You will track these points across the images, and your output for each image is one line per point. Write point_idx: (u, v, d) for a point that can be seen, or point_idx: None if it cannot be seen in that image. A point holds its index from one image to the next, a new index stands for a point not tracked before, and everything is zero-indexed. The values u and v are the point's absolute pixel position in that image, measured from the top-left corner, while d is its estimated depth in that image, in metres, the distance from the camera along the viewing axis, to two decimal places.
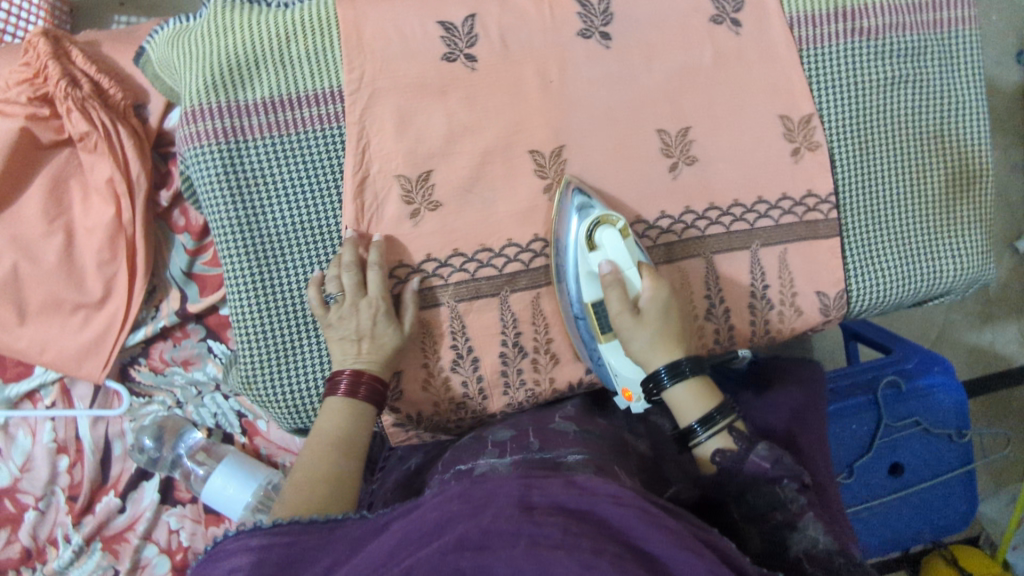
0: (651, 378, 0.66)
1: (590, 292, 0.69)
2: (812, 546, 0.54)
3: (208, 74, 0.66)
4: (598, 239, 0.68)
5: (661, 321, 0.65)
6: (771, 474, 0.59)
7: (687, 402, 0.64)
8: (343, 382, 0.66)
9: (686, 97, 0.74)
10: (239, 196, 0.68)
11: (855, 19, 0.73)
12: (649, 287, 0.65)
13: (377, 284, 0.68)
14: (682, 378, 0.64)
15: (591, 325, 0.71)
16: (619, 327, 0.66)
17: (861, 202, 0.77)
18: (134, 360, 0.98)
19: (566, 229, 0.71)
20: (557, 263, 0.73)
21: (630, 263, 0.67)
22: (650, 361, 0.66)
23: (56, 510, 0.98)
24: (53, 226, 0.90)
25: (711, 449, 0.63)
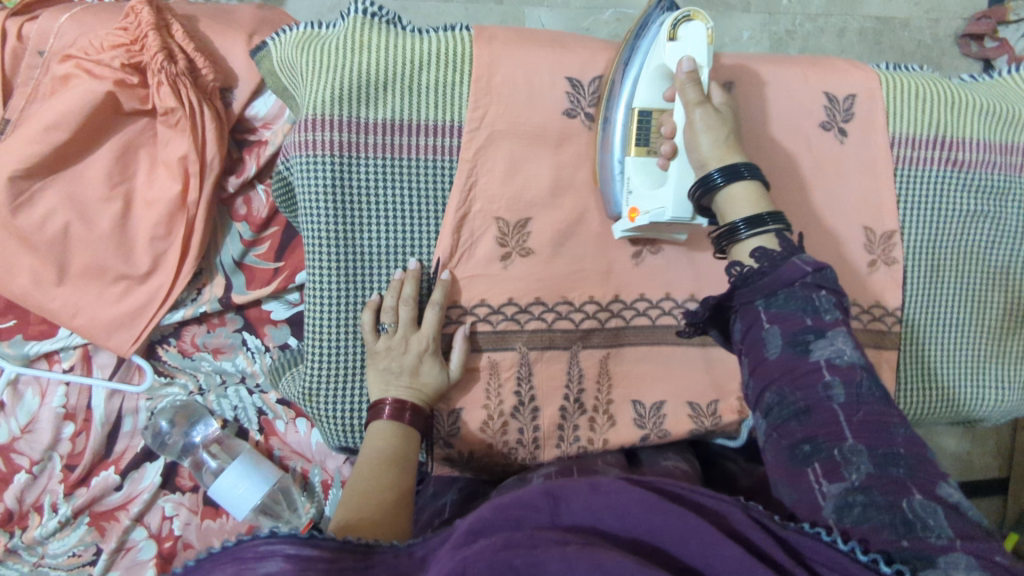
0: (703, 181, 0.61)
1: (645, 93, 0.66)
2: (836, 354, 0.50)
3: (336, 86, 0.66)
4: (682, 30, 0.64)
5: (725, 156, 0.62)
6: (812, 280, 0.53)
7: (742, 202, 0.60)
8: (388, 407, 0.66)
9: (784, 192, 0.75)
10: (340, 209, 0.68)
11: (949, 149, 0.77)
12: (724, 132, 0.63)
13: (432, 324, 0.69)
14: (739, 179, 0.60)
15: (624, 132, 0.67)
16: (693, 117, 0.63)
17: (925, 319, 0.80)
18: (163, 340, 0.95)
19: (642, 34, 0.67)
20: (617, 61, 0.69)
21: (707, 62, 0.64)
22: (710, 163, 0.62)
23: (49, 476, 0.94)
24: (114, 191, 0.87)
25: (751, 247, 0.58)
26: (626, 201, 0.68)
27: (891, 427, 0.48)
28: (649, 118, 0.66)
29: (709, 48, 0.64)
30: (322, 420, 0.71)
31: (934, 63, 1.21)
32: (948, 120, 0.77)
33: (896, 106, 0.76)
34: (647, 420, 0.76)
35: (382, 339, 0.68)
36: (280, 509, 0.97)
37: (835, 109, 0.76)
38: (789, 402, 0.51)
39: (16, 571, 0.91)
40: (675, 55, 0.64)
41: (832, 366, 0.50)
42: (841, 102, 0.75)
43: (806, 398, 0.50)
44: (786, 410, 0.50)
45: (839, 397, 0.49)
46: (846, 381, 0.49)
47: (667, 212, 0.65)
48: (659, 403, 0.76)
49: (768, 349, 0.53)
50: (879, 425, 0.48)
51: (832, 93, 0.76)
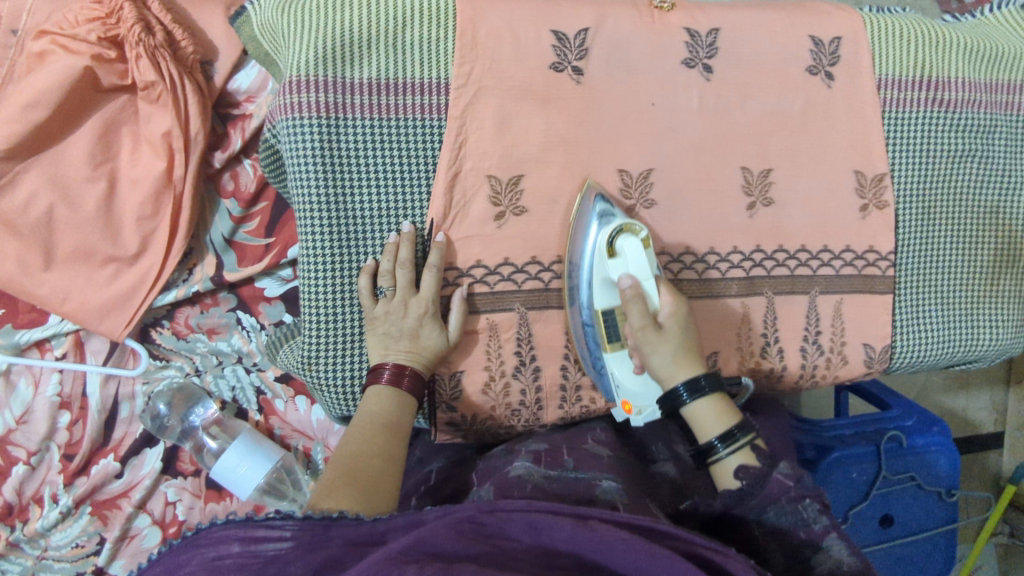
0: (668, 396, 0.62)
1: (602, 299, 0.67)
2: (836, 567, 0.51)
3: (318, 48, 0.65)
4: (618, 245, 0.66)
5: (684, 368, 0.62)
6: (796, 493, 0.53)
7: (709, 419, 0.60)
8: (387, 372, 0.66)
9: (773, 140, 0.76)
10: (329, 172, 0.67)
11: (936, 89, 0.77)
12: (670, 349, 0.62)
13: (431, 287, 0.68)
14: (700, 395, 0.61)
15: (596, 334, 0.69)
16: (641, 342, 0.63)
17: (919, 263, 0.80)
18: (156, 322, 0.94)
19: (583, 230, 0.70)
20: (571, 256, 0.71)
21: (650, 274, 0.65)
22: (671, 378, 0.62)
23: (47, 467, 0.93)
24: (97, 171, 0.85)
25: (731, 466, 0.59)
26: (617, 394, 0.69)
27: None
28: (611, 318, 0.67)
29: (645, 255, 0.65)
30: (323, 387, 0.71)
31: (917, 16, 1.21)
32: (934, 60, 0.77)
33: (881, 48, 0.76)
34: None
35: (380, 305, 0.67)
36: (285, 488, 0.96)
37: (820, 53, 0.75)
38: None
39: (20, 564, 0.91)
40: (617, 270, 0.65)
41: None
42: (827, 45, 0.75)
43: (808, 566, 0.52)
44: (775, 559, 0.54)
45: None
46: None
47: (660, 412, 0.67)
48: None
49: (772, 532, 0.55)
50: None
51: (818, 36, 0.75)
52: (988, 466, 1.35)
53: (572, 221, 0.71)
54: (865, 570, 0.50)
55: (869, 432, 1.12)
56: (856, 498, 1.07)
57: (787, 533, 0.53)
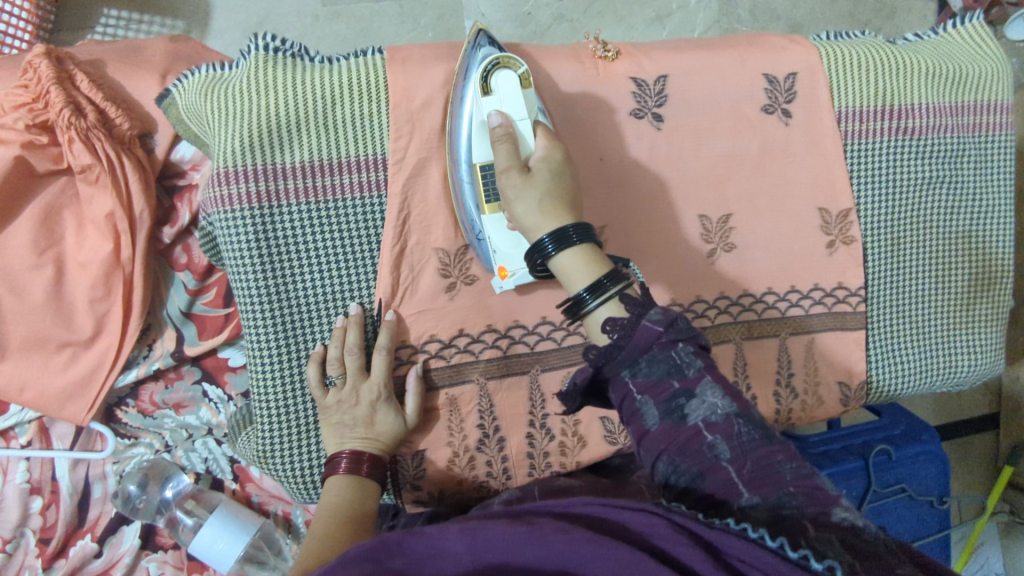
0: (535, 249, 0.53)
1: (480, 152, 0.62)
2: (710, 412, 0.46)
3: (243, 134, 0.61)
4: (494, 81, 0.60)
5: (549, 219, 0.53)
6: (667, 338, 0.47)
7: (576, 270, 0.52)
8: (344, 461, 0.63)
9: (731, 181, 0.73)
10: (268, 264, 0.64)
11: (898, 117, 0.74)
12: (536, 194, 0.55)
13: (382, 370, 0.65)
14: (569, 245, 0.52)
15: (474, 192, 0.63)
16: (505, 187, 0.55)
17: (889, 294, 0.78)
18: (121, 401, 0.92)
19: (465, 75, 0.63)
20: (450, 104, 0.64)
21: (524, 115, 0.59)
22: (536, 229, 0.54)
23: (25, 552, 0.91)
24: (42, 258, 0.83)
25: (601, 318, 0.51)
26: (492, 260, 0.64)
27: (778, 464, 0.43)
28: (489, 173, 0.61)
29: (521, 98, 0.59)
30: (282, 478, 0.69)
31: (886, 9, 1.17)
32: (893, 87, 0.74)
33: (839, 79, 0.73)
34: (619, 436, 0.74)
35: (331, 394, 0.65)
36: (264, 555, 0.94)
37: (775, 91, 0.72)
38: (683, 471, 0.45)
39: None
40: (490, 109, 0.60)
41: (710, 425, 0.45)
42: (782, 82, 0.72)
43: (698, 463, 0.44)
44: (658, 448, 0.46)
45: (726, 454, 0.44)
46: (726, 437, 0.45)
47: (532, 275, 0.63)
48: None
49: (647, 422, 0.47)
50: (767, 467, 0.43)
51: (771, 73, 0.72)
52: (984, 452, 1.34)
53: (452, 81, 0.64)
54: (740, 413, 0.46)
55: (856, 445, 1.12)
56: None
57: (658, 387, 0.47)
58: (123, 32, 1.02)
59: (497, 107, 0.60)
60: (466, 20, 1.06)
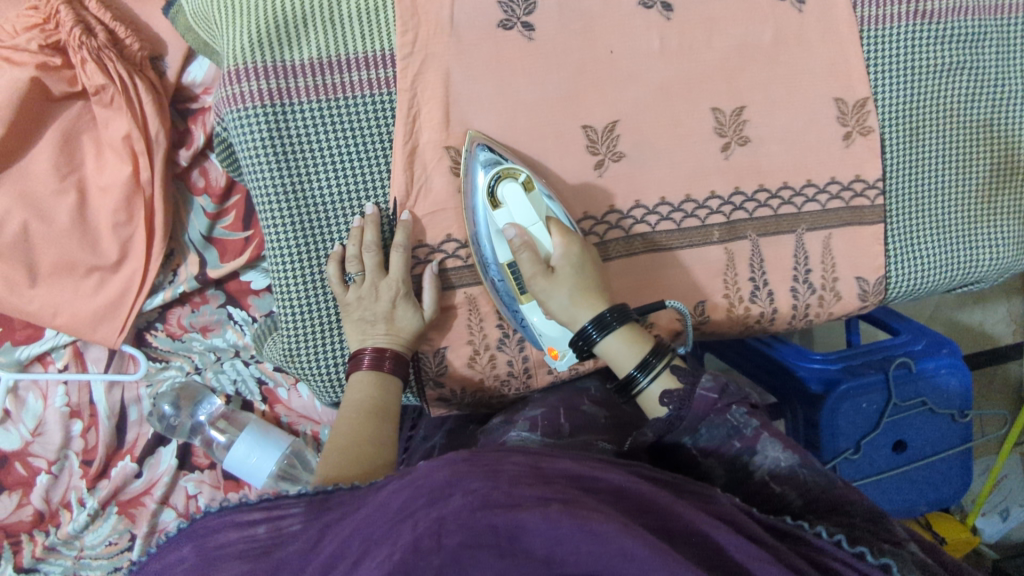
0: (579, 339, 0.63)
1: (503, 253, 0.65)
2: (774, 464, 0.54)
3: (253, 33, 0.62)
4: (500, 195, 0.63)
5: (582, 307, 0.63)
6: (721, 404, 0.57)
7: (622, 351, 0.63)
8: (367, 358, 0.66)
9: (744, 72, 0.72)
10: (284, 165, 0.64)
11: (917, 0, 0.72)
12: (565, 290, 0.63)
13: (399, 268, 0.66)
14: (610, 328, 0.62)
15: (508, 288, 0.67)
16: (534, 291, 0.63)
17: (909, 188, 0.77)
18: (150, 325, 0.95)
19: (470, 183, 0.65)
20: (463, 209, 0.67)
21: (535, 219, 0.63)
22: (576, 319, 0.63)
23: (69, 474, 0.96)
24: (65, 183, 0.85)
25: (655, 393, 0.61)
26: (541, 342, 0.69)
27: (850, 498, 0.50)
28: (516, 270, 0.65)
29: (527, 202, 0.63)
30: (309, 379, 0.71)
31: None
32: None
33: None
34: None
35: (351, 292, 0.66)
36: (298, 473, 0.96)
37: None
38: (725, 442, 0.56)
39: (59, 566, 0.95)
40: (502, 221, 0.64)
41: (775, 476, 0.53)
42: None
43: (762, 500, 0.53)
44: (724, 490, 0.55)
45: (795, 501, 0.51)
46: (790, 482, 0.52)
47: None
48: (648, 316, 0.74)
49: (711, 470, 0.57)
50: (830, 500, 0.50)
51: None
52: (1007, 373, 1.33)
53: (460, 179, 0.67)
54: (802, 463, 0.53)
55: (875, 360, 1.11)
56: (868, 427, 1.07)
57: (720, 449, 0.57)
58: None
59: (508, 219, 0.64)
60: None
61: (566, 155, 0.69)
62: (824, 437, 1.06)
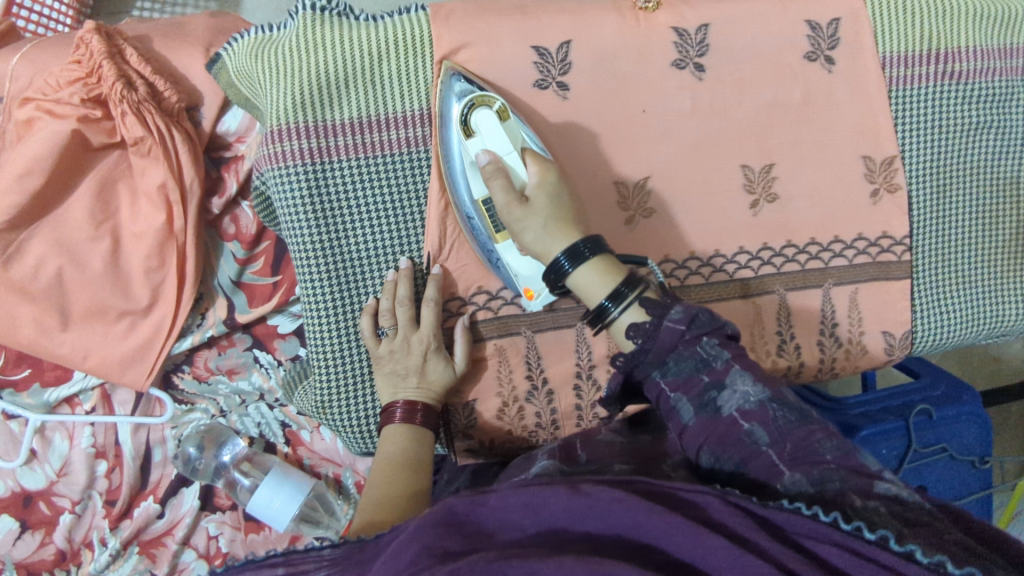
0: (552, 270, 0.58)
1: (479, 189, 0.63)
2: (743, 400, 0.50)
3: (296, 95, 0.63)
4: (474, 123, 0.61)
5: (558, 238, 0.58)
6: (691, 335, 0.53)
7: (595, 284, 0.57)
8: (399, 410, 0.66)
9: (774, 131, 0.72)
10: (322, 221, 0.66)
11: (946, 61, 0.73)
12: (541, 219, 0.58)
13: (430, 322, 0.67)
14: (585, 259, 0.57)
15: (482, 226, 0.65)
16: (510, 221, 0.59)
17: (935, 243, 0.77)
18: (177, 367, 0.96)
19: (444, 114, 0.63)
20: (438, 148, 0.65)
21: (510, 148, 0.60)
22: (548, 251, 0.58)
23: (93, 513, 0.96)
24: (100, 230, 0.86)
25: (626, 324, 0.56)
26: (516, 283, 0.67)
27: (819, 444, 0.47)
28: (492, 205, 0.63)
29: (503, 132, 0.60)
30: (341, 429, 0.71)
31: None
32: (942, 30, 0.72)
33: (884, 23, 0.72)
34: None
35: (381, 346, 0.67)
36: (318, 515, 0.97)
37: (819, 37, 0.71)
38: (727, 461, 0.50)
39: None
40: (477, 150, 0.61)
41: (744, 413, 0.50)
42: (825, 28, 0.71)
43: (739, 452, 0.49)
44: (700, 441, 0.52)
45: (765, 440, 0.48)
46: (762, 422, 0.49)
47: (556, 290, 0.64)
48: None
49: (684, 417, 0.53)
50: (810, 450, 0.47)
51: (814, 19, 0.71)
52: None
53: (433, 107, 0.65)
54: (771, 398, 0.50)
55: (896, 406, 1.11)
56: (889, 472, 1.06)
57: (689, 381, 0.53)
58: (159, 17, 1.07)
59: (483, 146, 0.61)
60: None
61: (598, 208, 0.70)
62: None
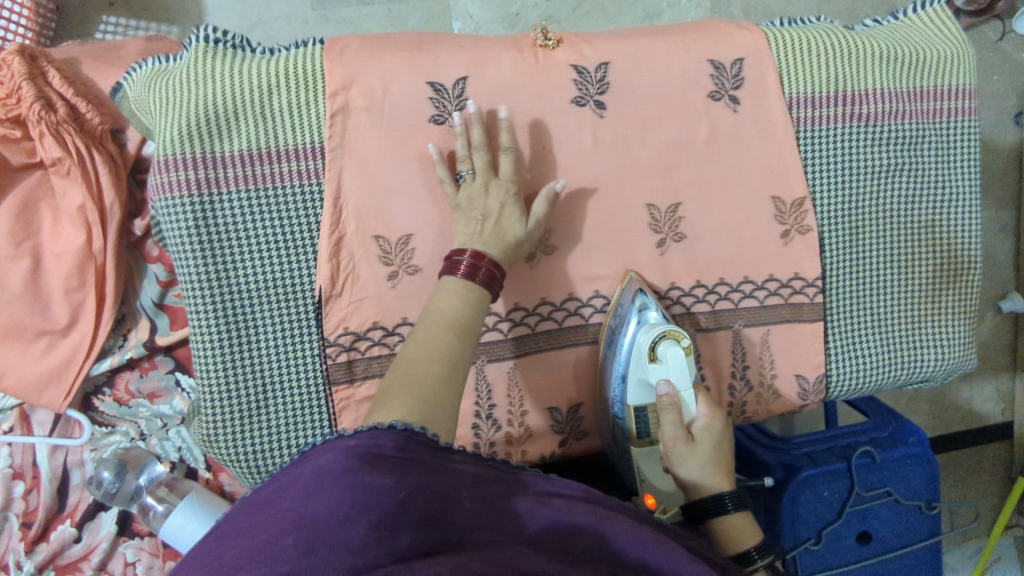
0: (697, 506, 0.63)
1: (635, 396, 0.67)
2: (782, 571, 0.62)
3: (183, 124, 0.63)
4: (661, 352, 0.64)
5: (711, 483, 0.63)
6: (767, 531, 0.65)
7: (744, 531, 0.63)
8: (465, 263, 0.61)
9: (680, 170, 0.72)
10: (209, 251, 0.65)
11: (852, 103, 0.73)
12: (699, 463, 0.63)
13: (511, 168, 0.65)
14: (726, 513, 0.62)
15: (627, 428, 0.69)
16: (669, 454, 0.63)
17: (850, 286, 0.76)
18: (98, 389, 0.95)
19: (622, 323, 0.69)
20: (610, 348, 0.70)
21: (689, 384, 0.64)
22: (702, 490, 0.63)
23: (9, 536, 0.94)
24: (20, 249, 0.86)
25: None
26: (641, 487, 0.70)
27: None
28: (645, 416, 0.68)
29: (686, 365, 0.64)
30: (228, 464, 0.68)
31: (886, 3, 1.13)
32: (846, 74, 0.73)
33: (788, 65, 0.72)
34: (565, 426, 0.74)
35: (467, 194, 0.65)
36: None
37: (722, 77, 0.71)
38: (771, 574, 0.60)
39: None
40: (656, 375, 0.65)
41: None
42: (728, 68, 0.71)
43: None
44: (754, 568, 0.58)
45: None
46: None
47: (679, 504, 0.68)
48: (574, 407, 0.74)
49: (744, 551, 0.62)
50: None
51: (718, 59, 0.71)
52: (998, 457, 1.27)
53: (618, 299, 0.71)
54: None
55: (838, 447, 1.06)
56: (829, 516, 0.99)
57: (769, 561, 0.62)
58: (124, 37, 1.03)
59: (663, 375, 0.64)
60: (454, 22, 1.05)
61: None
62: (783, 524, 0.99)
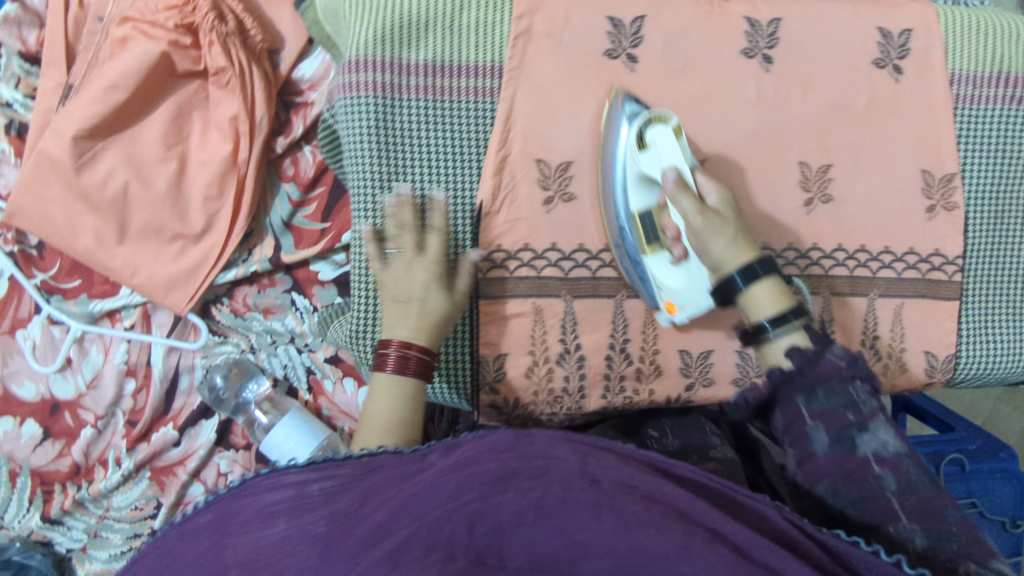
0: (724, 287, 0.60)
1: (639, 201, 0.66)
2: (881, 447, 0.52)
3: (379, 28, 0.67)
4: (650, 136, 0.63)
5: (741, 254, 0.59)
6: (847, 373, 0.54)
7: (768, 303, 0.58)
8: (390, 357, 0.62)
9: (835, 133, 0.73)
10: (384, 152, 0.68)
11: (1014, 86, 0.74)
12: (731, 233, 0.60)
13: (438, 249, 0.66)
14: (757, 280, 0.58)
15: (635, 241, 0.67)
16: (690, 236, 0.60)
17: (988, 268, 0.77)
18: (217, 299, 0.98)
19: (612, 133, 0.67)
20: (602, 160, 0.69)
21: (684, 161, 0.62)
22: (728, 266, 0.59)
23: (112, 432, 0.96)
24: (169, 152, 0.90)
25: (782, 347, 0.57)
26: (659, 296, 0.68)
27: (942, 506, 0.50)
28: (650, 218, 0.66)
29: (681, 149, 0.62)
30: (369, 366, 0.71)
31: None
32: (1011, 56, 0.74)
33: (955, 40, 0.73)
34: (693, 369, 0.75)
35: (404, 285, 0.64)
36: None
37: (888, 45, 0.72)
38: (846, 492, 0.52)
39: (84, 522, 0.95)
40: (653, 165, 0.63)
41: (879, 458, 0.52)
42: (896, 37, 0.72)
43: (861, 489, 0.51)
44: (823, 472, 0.53)
45: (891, 485, 0.50)
46: (894, 473, 0.51)
47: (703, 305, 0.66)
48: (706, 352, 0.75)
49: (815, 444, 0.54)
50: (930, 507, 0.49)
51: (886, 27, 0.72)
52: None
53: (601, 130, 0.68)
54: (909, 455, 0.52)
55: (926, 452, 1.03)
56: None
57: (829, 414, 0.53)
58: None
59: (656, 161, 0.63)
60: None
61: None
62: None
